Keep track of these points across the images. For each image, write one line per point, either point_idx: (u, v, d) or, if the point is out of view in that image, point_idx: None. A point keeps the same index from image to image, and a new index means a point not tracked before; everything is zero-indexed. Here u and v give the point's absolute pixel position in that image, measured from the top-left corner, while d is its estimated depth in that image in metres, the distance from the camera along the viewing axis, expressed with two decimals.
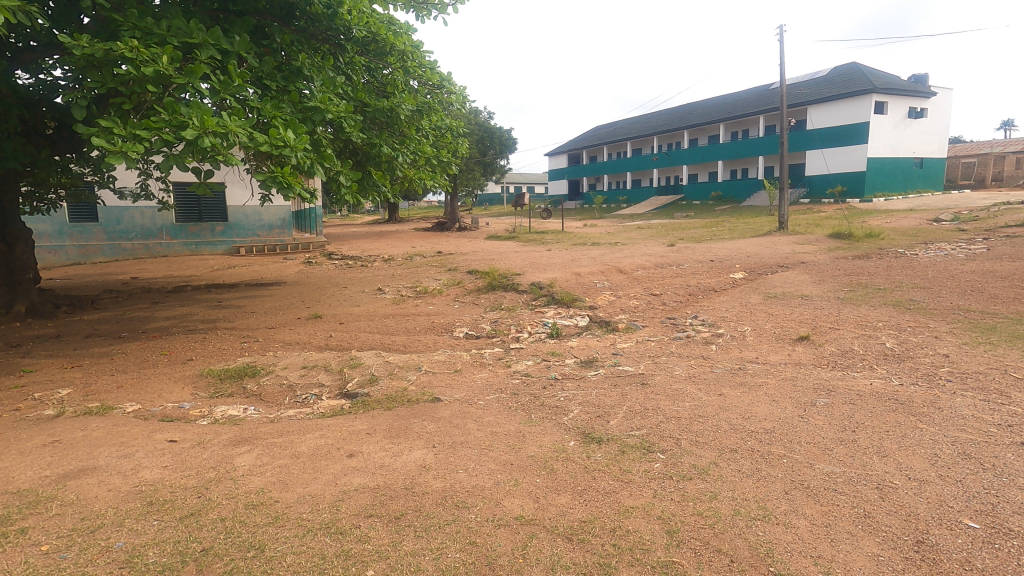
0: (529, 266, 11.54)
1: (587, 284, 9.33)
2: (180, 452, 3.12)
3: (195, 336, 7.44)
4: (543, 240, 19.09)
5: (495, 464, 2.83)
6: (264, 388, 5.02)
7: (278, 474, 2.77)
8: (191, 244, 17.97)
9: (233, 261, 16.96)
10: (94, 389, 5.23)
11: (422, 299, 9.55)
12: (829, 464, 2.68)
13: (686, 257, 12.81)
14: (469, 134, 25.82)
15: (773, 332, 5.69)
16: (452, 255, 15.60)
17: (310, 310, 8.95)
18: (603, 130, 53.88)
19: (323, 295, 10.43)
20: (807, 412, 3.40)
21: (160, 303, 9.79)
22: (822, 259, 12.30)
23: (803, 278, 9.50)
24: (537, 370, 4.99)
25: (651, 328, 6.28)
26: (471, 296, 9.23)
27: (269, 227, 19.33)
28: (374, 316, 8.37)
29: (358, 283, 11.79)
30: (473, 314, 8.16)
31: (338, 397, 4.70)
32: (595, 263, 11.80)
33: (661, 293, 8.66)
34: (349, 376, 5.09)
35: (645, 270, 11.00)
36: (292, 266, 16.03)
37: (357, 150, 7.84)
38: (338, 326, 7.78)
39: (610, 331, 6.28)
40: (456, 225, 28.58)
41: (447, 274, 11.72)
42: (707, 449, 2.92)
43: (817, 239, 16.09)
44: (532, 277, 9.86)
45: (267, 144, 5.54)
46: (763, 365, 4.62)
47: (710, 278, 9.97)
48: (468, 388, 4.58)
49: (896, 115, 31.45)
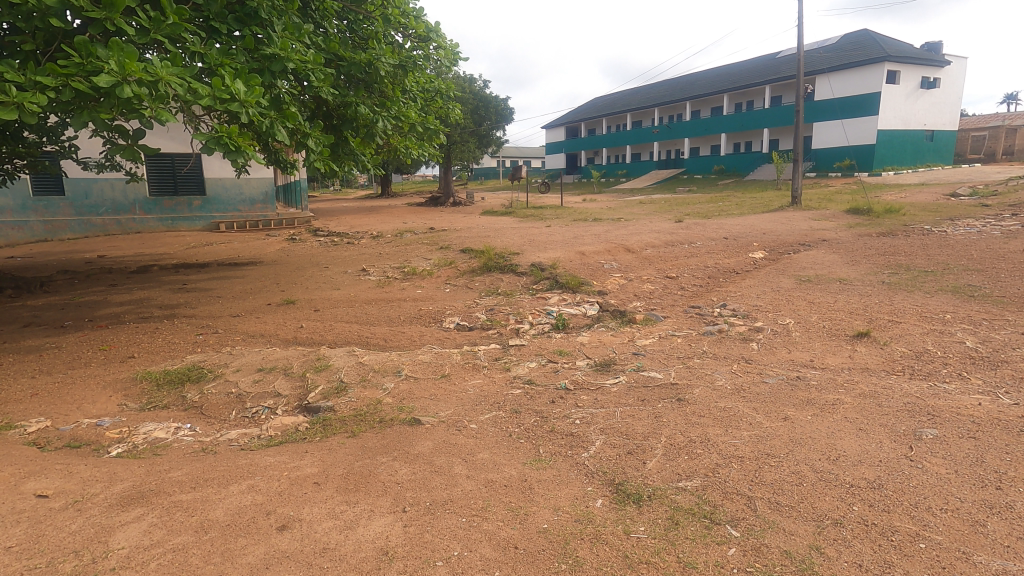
0: (529, 244, 10.58)
1: (593, 265, 8.37)
2: (42, 517, 2.19)
3: (146, 326, 6.47)
4: (542, 216, 18.08)
5: (491, 549, 1.92)
6: (207, 397, 4.10)
7: (169, 567, 1.87)
8: (166, 219, 16.83)
9: (211, 238, 15.89)
10: (2, 398, 4.30)
11: (409, 281, 8.58)
12: (993, 555, 1.79)
13: (697, 234, 11.90)
14: (463, 102, 24.56)
15: (822, 327, 4.76)
16: (445, 232, 14.61)
17: (283, 294, 7.98)
18: (602, 102, 52.36)
19: (301, 276, 9.44)
20: (918, 453, 2.49)
21: (118, 285, 8.81)
22: (845, 237, 11.40)
23: (833, 259, 8.56)
24: (542, 376, 4.09)
25: (675, 320, 5.34)
26: (464, 279, 8.27)
27: (250, 202, 18.14)
28: (354, 302, 7.42)
29: (342, 262, 10.80)
30: (465, 299, 7.21)
31: (295, 412, 3.79)
32: (599, 241, 10.83)
33: (677, 275, 7.73)
34: (312, 383, 4.17)
35: (655, 248, 10.07)
36: (274, 243, 14.99)
37: (331, 113, 6.78)
38: (312, 314, 6.84)
39: (626, 322, 5.34)
40: (450, 200, 27.47)
41: (438, 252, 10.73)
42: (798, 521, 2.02)
43: (833, 215, 15.13)
44: (532, 257, 8.89)
45: (210, 98, 4.51)
46: (823, 374, 3.71)
47: (728, 258, 9.04)
48: (457, 403, 3.68)
49: (908, 85, 30.23)
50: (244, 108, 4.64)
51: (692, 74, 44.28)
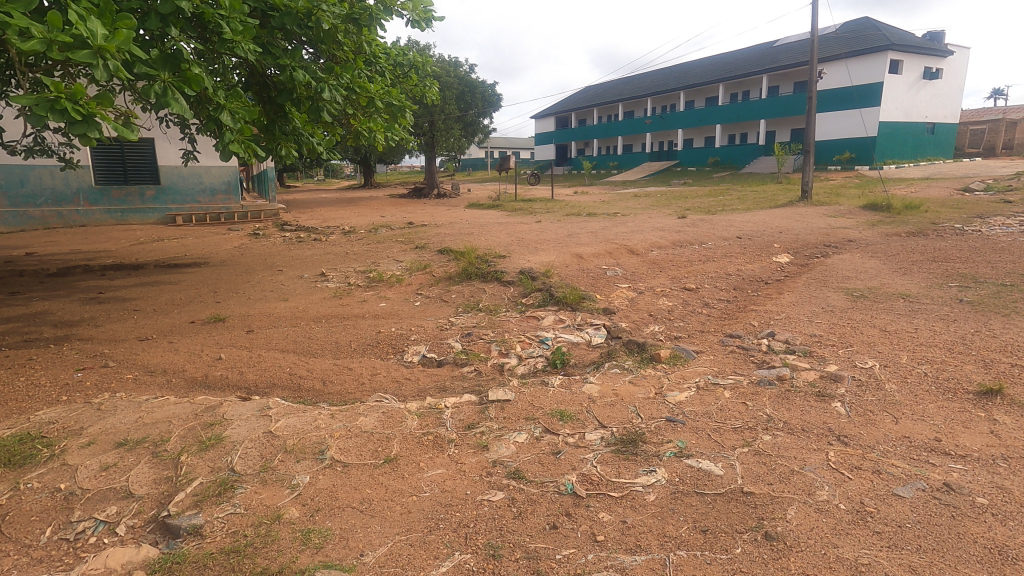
0: (517, 244, 9.19)
1: (593, 272, 7.01)
2: None
3: (19, 354, 4.99)
4: (532, 210, 16.70)
5: None
6: (21, 497, 2.65)
7: None
8: (115, 211, 15.14)
9: (163, 234, 14.28)
10: None
11: (372, 290, 7.17)
12: None
13: (707, 232, 10.59)
14: (447, 88, 23.00)
15: (923, 375, 3.43)
16: (424, 228, 13.18)
17: (216, 307, 6.51)
18: (593, 92, 50.84)
19: (247, 282, 7.96)
20: None
21: (19, 294, 7.28)
22: (871, 237, 10.20)
23: (875, 265, 7.30)
24: (538, 463, 2.72)
25: (712, 358, 3.99)
26: (439, 288, 6.88)
27: (211, 192, 16.50)
28: (299, 319, 5.99)
29: (300, 264, 9.32)
30: (438, 317, 5.81)
31: (143, 536, 2.37)
32: (597, 240, 9.46)
33: (696, 286, 6.39)
34: (190, 472, 2.75)
35: (662, 250, 8.77)
36: (233, 240, 13.45)
37: (267, 81, 5.31)
38: (243, 337, 5.39)
39: (649, 360, 3.97)
40: (434, 190, 25.94)
41: (412, 253, 9.31)
42: None
43: (849, 211, 13.93)
44: (520, 261, 7.50)
45: (44, 42, 3.03)
46: (978, 474, 2.37)
47: (750, 263, 7.74)
48: (403, 524, 2.30)
49: (911, 75, 29.21)
50: (98, 59, 3.16)
51: (686, 64, 42.92)
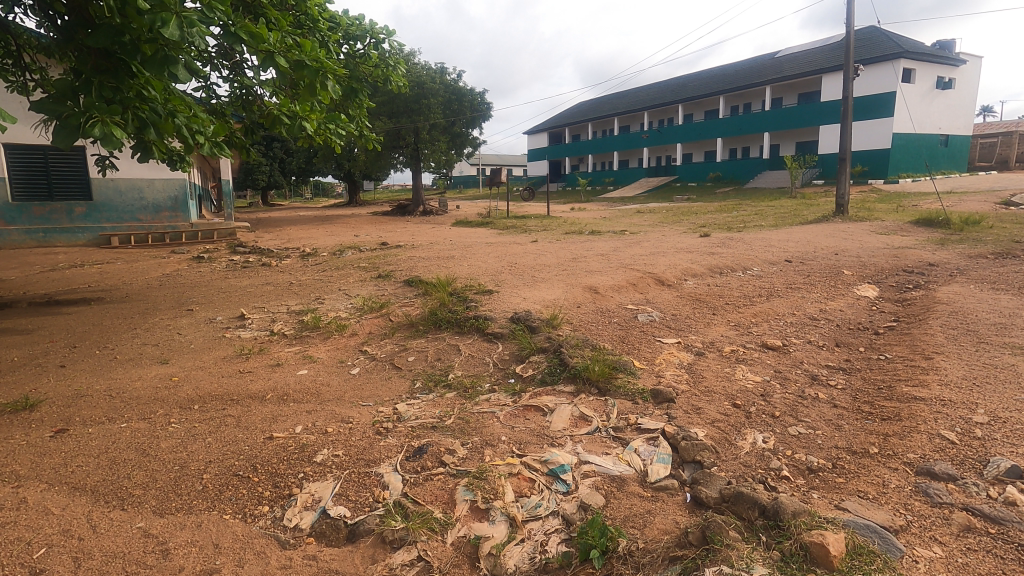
0: (508, 271, 7.01)
1: (619, 317, 4.82)
2: None
3: None
4: (526, 228, 14.64)
5: None
6: None
7: None
8: (36, 232, 12.96)
9: (89, 257, 12.05)
10: None
11: (297, 345, 4.95)
12: None
13: (746, 254, 8.48)
14: (432, 96, 20.97)
15: None
16: (398, 250, 11.01)
17: (44, 378, 4.25)
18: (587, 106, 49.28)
19: (131, 328, 5.70)
20: None
21: None
22: (953, 259, 8.12)
23: (1015, 303, 5.15)
24: None
25: (943, 555, 1.79)
26: (392, 343, 4.66)
27: (154, 209, 14.19)
28: (160, 403, 3.74)
29: (224, 299, 7.09)
30: (377, 402, 3.57)
31: None
32: (612, 266, 7.29)
33: (781, 341, 4.20)
34: None
35: (699, 279, 6.64)
36: (169, 264, 11.26)
37: None
38: (34, 449, 3.08)
39: (806, 567, 1.76)
40: (419, 208, 23.78)
41: (369, 285, 7.11)
42: None
43: (899, 227, 11.91)
44: (511, 299, 5.31)
45: None
46: None
47: (832, 301, 5.59)
48: None
49: (924, 84, 27.62)
50: None
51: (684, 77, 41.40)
